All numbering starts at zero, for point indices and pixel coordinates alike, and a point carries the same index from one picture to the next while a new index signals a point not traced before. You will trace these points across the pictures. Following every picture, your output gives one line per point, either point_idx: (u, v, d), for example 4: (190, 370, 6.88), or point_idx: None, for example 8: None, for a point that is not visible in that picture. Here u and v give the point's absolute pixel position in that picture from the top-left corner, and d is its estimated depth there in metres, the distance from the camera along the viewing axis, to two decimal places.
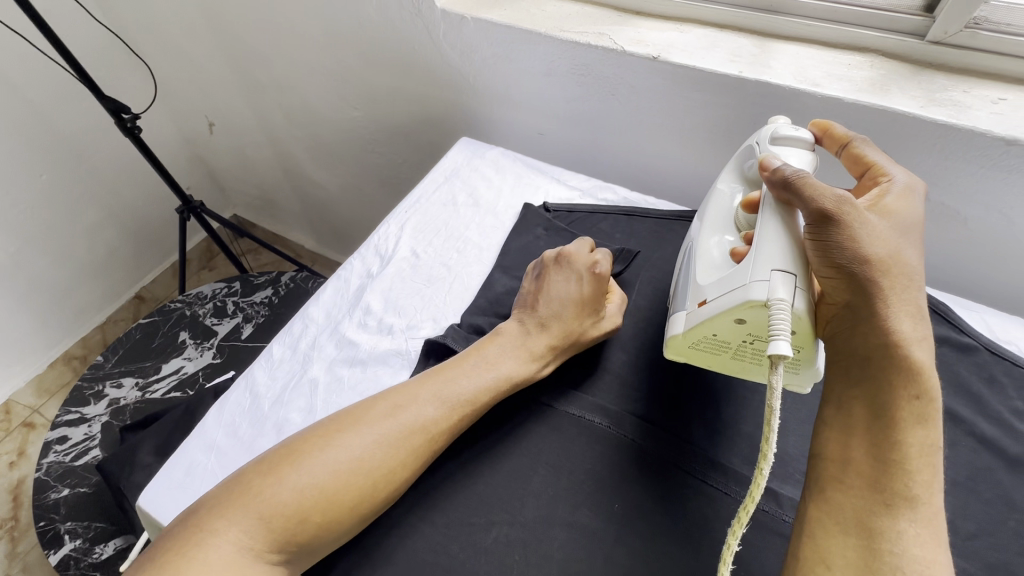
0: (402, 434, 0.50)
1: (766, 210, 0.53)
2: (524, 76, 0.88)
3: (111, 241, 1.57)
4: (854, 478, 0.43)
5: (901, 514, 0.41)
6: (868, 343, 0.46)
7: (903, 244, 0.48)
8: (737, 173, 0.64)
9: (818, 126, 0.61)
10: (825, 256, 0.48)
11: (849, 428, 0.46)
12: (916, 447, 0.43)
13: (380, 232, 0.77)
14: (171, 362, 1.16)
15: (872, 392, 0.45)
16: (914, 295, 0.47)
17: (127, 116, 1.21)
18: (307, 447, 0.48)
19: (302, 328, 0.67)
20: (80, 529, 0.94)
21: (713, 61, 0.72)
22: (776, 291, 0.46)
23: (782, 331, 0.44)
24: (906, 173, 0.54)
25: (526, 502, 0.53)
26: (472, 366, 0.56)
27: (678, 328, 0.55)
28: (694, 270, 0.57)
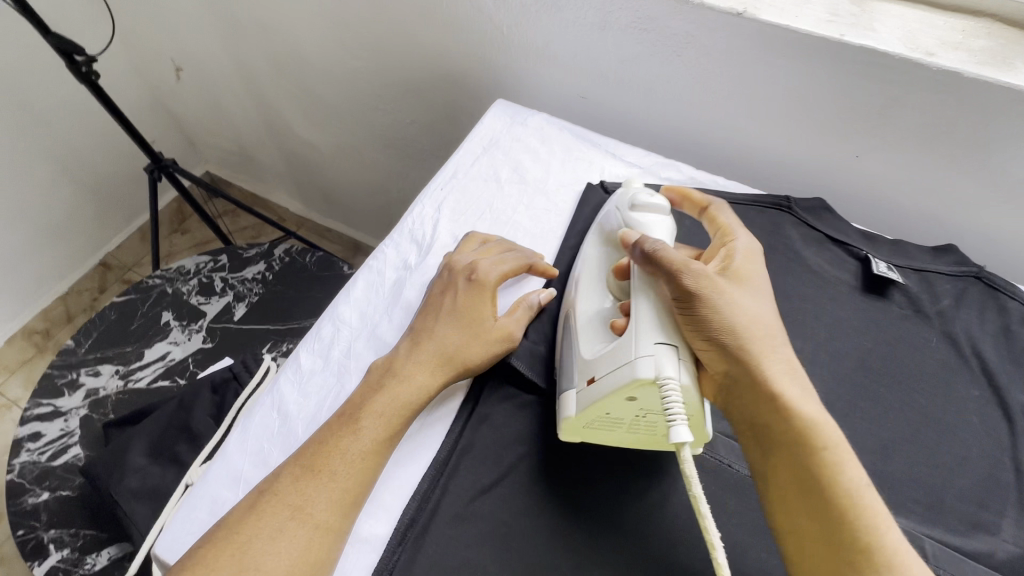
0: (279, 520, 0.42)
1: (634, 283, 0.50)
2: (572, 28, 0.75)
3: (69, 203, 1.39)
4: (812, 545, 0.42)
5: (863, 564, 0.40)
6: (761, 408, 0.46)
7: (760, 307, 0.49)
8: (600, 235, 0.58)
9: (673, 193, 0.60)
10: (700, 330, 0.47)
11: (783, 498, 0.44)
12: (845, 494, 0.42)
13: (413, 214, 0.66)
14: (156, 347, 1.03)
15: (789, 461, 0.44)
16: (784, 357, 0.47)
17: (82, 57, 1.02)
18: (245, 532, 0.41)
19: (333, 333, 0.57)
20: (66, 538, 0.84)
21: (810, 21, 0.62)
22: (663, 368, 0.44)
23: (679, 413, 0.43)
24: (749, 236, 0.55)
25: (618, 538, 0.47)
26: (340, 419, 0.47)
27: (571, 409, 0.48)
28: (574, 344, 0.51)
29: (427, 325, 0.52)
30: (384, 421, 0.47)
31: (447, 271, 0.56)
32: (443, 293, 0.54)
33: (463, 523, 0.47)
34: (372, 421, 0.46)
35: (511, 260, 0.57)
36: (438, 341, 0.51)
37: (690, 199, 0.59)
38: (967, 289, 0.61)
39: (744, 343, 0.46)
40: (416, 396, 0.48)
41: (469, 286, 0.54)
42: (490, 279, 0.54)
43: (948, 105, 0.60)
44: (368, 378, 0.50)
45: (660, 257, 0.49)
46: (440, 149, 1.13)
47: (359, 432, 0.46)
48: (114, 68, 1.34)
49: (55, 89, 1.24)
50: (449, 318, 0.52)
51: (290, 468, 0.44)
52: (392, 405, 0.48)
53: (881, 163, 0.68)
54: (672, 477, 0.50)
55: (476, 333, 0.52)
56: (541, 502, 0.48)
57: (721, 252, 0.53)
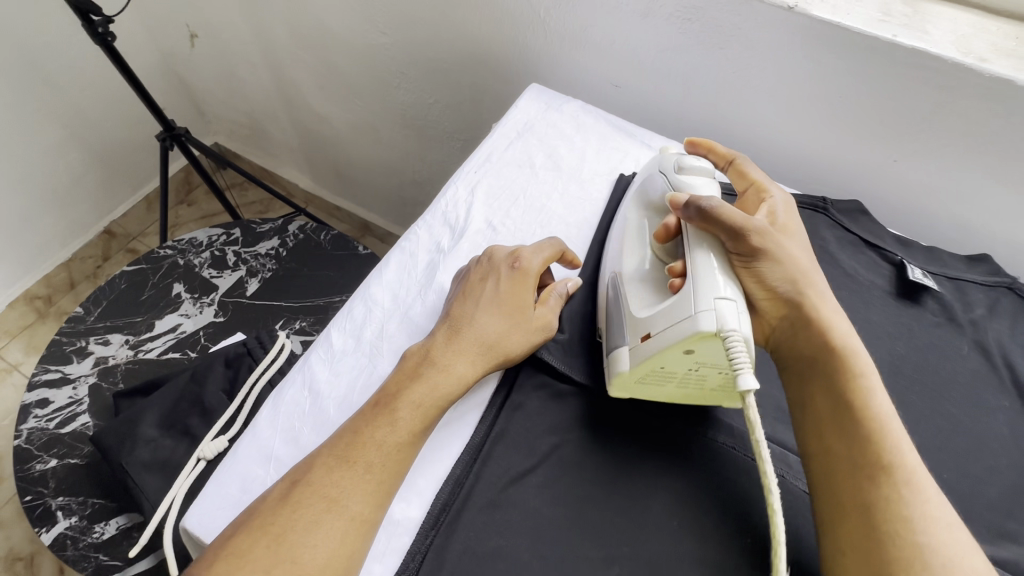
0: (316, 516, 0.40)
1: (690, 244, 0.50)
2: (612, 14, 0.73)
3: (77, 167, 1.36)
4: (837, 464, 0.43)
5: (885, 482, 0.41)
6: (809, 345, 0.48)
7: (807, 261, 0.52)
8: (641, 202, 0.59)
9: (700, 147, 0.61)
10: (757, 272, 0.49)
11: (818, 425, 0.46)
12: (874, 418, 0.43)
13: (446, 197, 0.65)
14: (166, 319, 1.02)
15: (824, 387, 0.46)
16: (830, 300, 0.50)
17: (99, 18, 0.99)
18: (280, 524, 0.39)
19: (365, 313, 0.56)
20: (75, 506, 0.84)
21: (861, 19, 0.61)
22: (725, 320, 0.44)
23: (743, 361, 0.43)
24: (784, 192, 0.57)
25: (650, 533, 0.46)
26: (374, 411, 0.45)
27: (624, 363, 0.48)
28: (627, 302, 0.51)
29: (461, 316, 0.50)
30: (420, 411, 0.45)
31: (488, 260, 0.54)
32: (484, 279, 0.52)
33: (495, 511, 0.47)
34: (409, 411, 0.45)
35: (551, 252, 0.55)
36: (478, 329, 0.50)
37: (716, 151, 0.60)
38: (999, 299, 0.61)
39: (797, 287, 0.49)
40: (451, 387, 0.47)
41: (502, 279, 0.52)
42: (533, 268, 0.53)
43: (995, 113, 0.60)
44: (403, 365, 0.48)
45: (716, 215, 0.49)
46: (461, 131, 1.11)
47: (397, 422, 0.44)
48: (128, 31, 1.31)
49: (67, 49, 1.20)
50: (485, 307, 0.51)
51: (320, 460, 0.42)
52: (430, 394, 0.46)
53: (919, 168, 0.67)
54: (708, 472, 0.49)
55: (514, 327, 0.50)
56: (572, 494, 0.48)
57: (764, 206, 0.55)
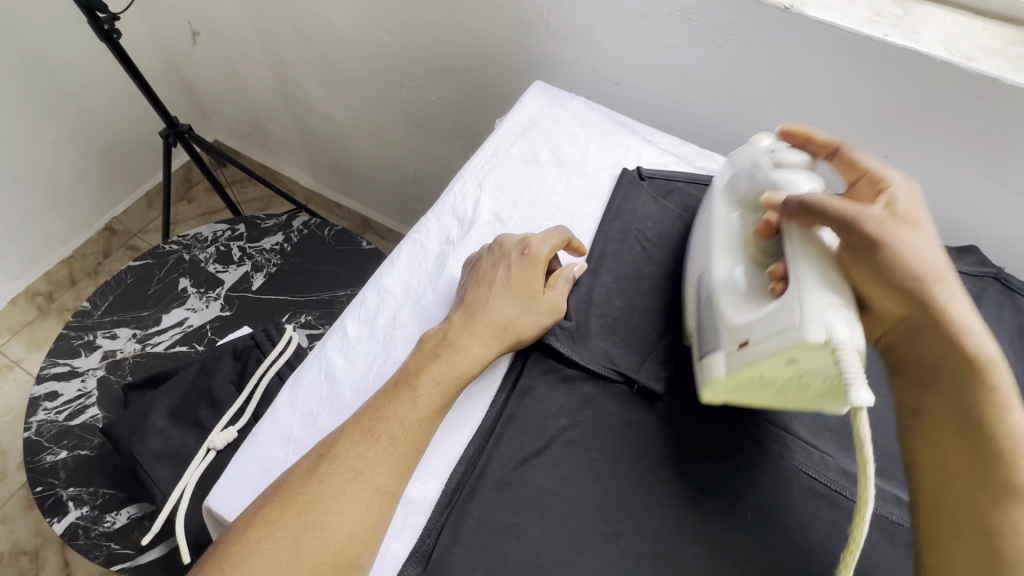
0: (343, 487, 0.41)
1: (791, 241, 0.48)
2: (613, 14, 0.75)
3: (78, 163, 1.36)
4: (961, 485, 0.43)
5: (1014, 507, 0.41)
6: (936, 351, 0.46)
7: (932, 255, 0.48)
8: (732, 198, 0.58)
9: (797, 136, 0.57)
10: (880, 284, 0.46)
11: (938, 439, 0.45)
12: (1007, 433, 0.42)
13: (455, 190, 0.67)
14: (173, 313, 1.03)
15: (952, 397, 0.45)
16: (960, 299, 0.47)
17: (105, 15, 1.00)
18: (308, 494, 0.41)
19: (378, 302, 0.58)
20: (85, 496, 0.85)
21: (854, 19, 0.63)
22: (835, 330, 0.42)
23: (855, 376, 0.41)
24: (904, 176, 0.51)
25: (654, 509, 0.48)
26: (396, 387, 0.47)
27: (719, 369, 0.49)
28: (722, 305, 0.51)
29: (475, 300, 0.53)
30: (439, 388, 0.47)
31: (497, 248, 0.56)
32: (495, 266, 0.55)
33: (506, 489, 0.49)
34: (429, 388, 0.47)
35: (558, 238, 0.58)
36: (491, 313, 0.52)
37: (814, 141, 0.56)
38: (986, 288, 0.64)
39: (921, 287, 0.46)
40: (469, 367, 0.49)
41: (512, 266, 0.55)
42: (541, 254, 0.56)
43: (981, 109, 0.62)
44: (421, 346, 0.50)
45: (824, 207, 0.47)
46: (464, 128, 1.13)
47: (418, 399, 0.46)
48: (130, 28, 1.32)
49: (70, 46, 1.21)
50: (497, 292, 0.53)
51: (347, 434, 0.44)
52: (448, 373, 0.48)
53: (909, 163, 0.70)
54: (708, 452, 0.51)
55: (525, 310, 0.53)
56: (579, 474, 0.50)
57: (882, 195, 0.50)
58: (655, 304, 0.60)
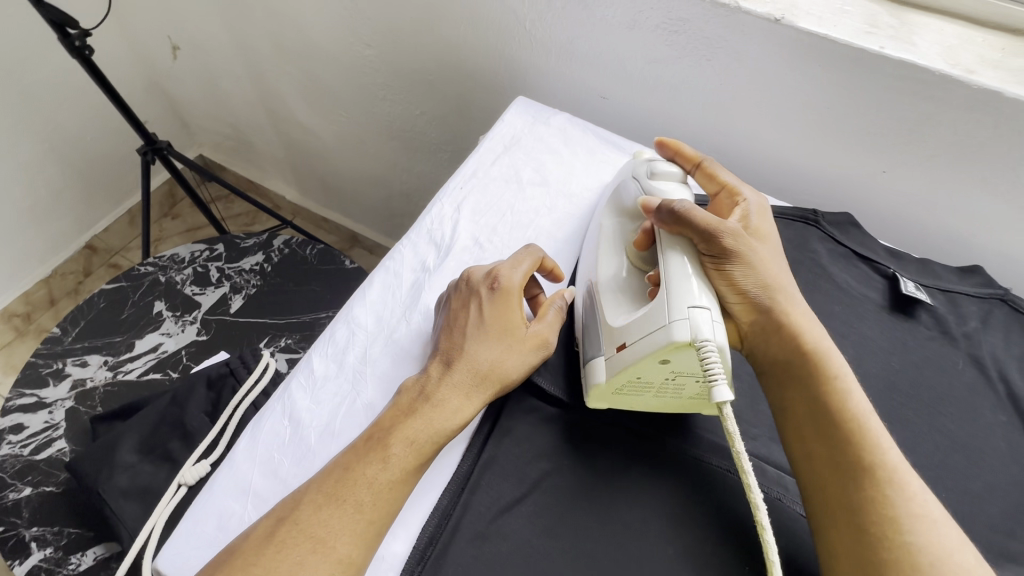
0: (303, 559, 0.39)
1: (665, 248, 0.49)
2: (598, 26, 0.72)
3: (56, 182, 1.32)
4: (823, 470, 0.44)
5: (867, 482, 0.42)
6: (783, 348, 0.49)
7: (779, 264, 0.52)
8: (613, 207, 0.58)
9: (668, 148, 0.60)
10: (732, 284, 0.49)
11: (797, 426, 0.47)
12: (851, 419, 0.45)
13: (431, 214, 0.64)
14: (147, 338, 0.99)
15: (802, 393, 0.47)
16: (799, 302, 0.51)
17: (75, 31, 0.97)
18: (261, 564, 0.38)
19: (348, 337, 0.55)
20: (49, 537, 0.80)
21: (849, 31, 0.60)
22: (699, 329, 0.43)
23: (719, 374, 0.42)
24: (756, 194, 0.56)
25: (643, 565, 0.44)
26: (368, 448, 0.43)
27: (599, 375, 0.48)
28: (602, 310, 0.51)
29: (454, 346, 0.49)
30: (415, 448, 0.44)
31: (465, 284, 0.52)
32: (466, 306, 0.51)
33: (483, 543, 0.45)
34: (402, 448, 0.44)
35: (529, 262, 0.53)
36: (470, 360, 0.48)
37: (682, 154, 0.59)
38: (994, 311, 0.60)
39: (768, 291, 0.50)
40: (449, 424, 0.46)
41: (483, 301, 0.50)
42: (514, 284, 0.51)
43: (983, 124, 0.59)
44: (397, 400, 0.47)
45: (687, 216, 0.48)
46: (448, 142, 1.10)
47: (388, 460, 0.43)
48: (107, 43, 1.29)
49: (44, 61, 1.17)
50: (476, 336, 0.49)
51: (308, 498, 0.41)
52: (424, 432, 0.45)
53: (908, 179, 0.67)
54: (703, 500, 0.47)
55: (508, 352, 0.49)
56: (563, 525, 0.46)
57: (737, 209, 0.54)
58: None
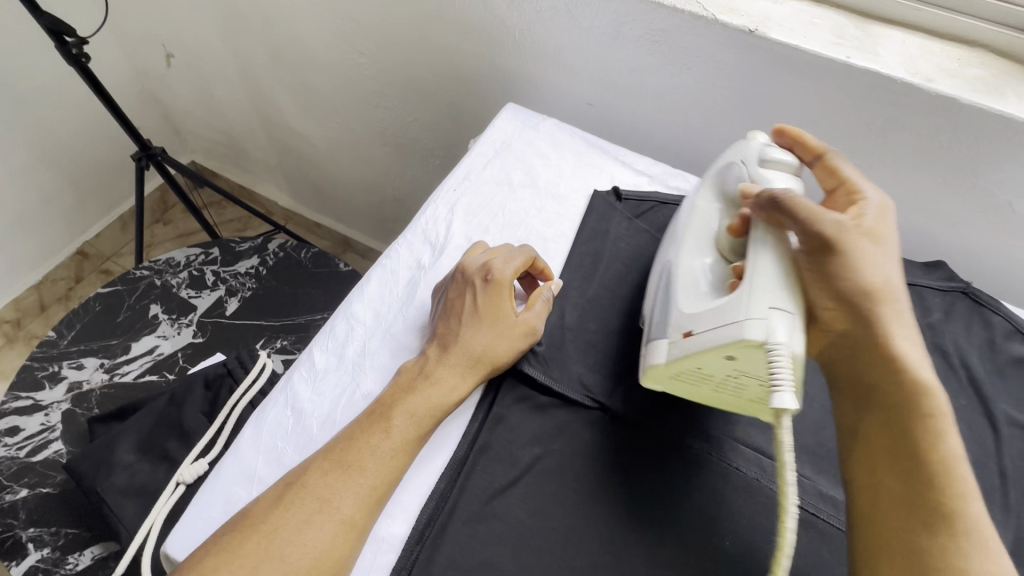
0: (311, 517, 0.42)
1: (758, 234, 0.50)
2: (584, 36, 0.76)
3: (48, 188, 1.33)
4: (891, 509, 0.42)
5: (941, 529, 0.40)
6: (872, 365, 0.46)
7: (891, 269, 0.48)
8: (714, 186, 0.59)
9: (788, 136, 0.58)
10: (824, 285, 0.47)
11: (873, 459, 0.44)
12: (938, 460, 0.42)
13: (426, 215, 0.67)
14: (143, 341, 1.00)
15: (888, 417, 0.44)
16: (903, 317, 0.47)
17: (72, 39, 0.99)
18: (271, 521, 0.41)
19: (347, 331, 0.57)
20: (46, 537, 0.80)
21: (818, 42, 0.65)
22: (774, 331, 0.43)
23: (784, 381, 0.43)
24: (880, 193, 0.53)
25: (629, 541, 0.47)
26: (371, 419, 0.47)
27: (660, 356, 0.50)
28: (674, 297, 0.52)
29: (450, 331, 0.52)
30: (415, 420, 0.47)
31: (460, 275, 0.55)
32: (460, 295, 0.54)
33: (479, 523, 0.47)
34: (403, 420, 0.47)
35: (519, 257, 0.57)
36: (464, 343, 0.51)
37: (804, 144, 0.57)
38: (956, 303, 0.64)
39: (867, 301, 0.46)
40: (446, 400, 0.49)
41: (477, 290, 0.54)
42: (505, 277, 0.54)
43: (942, 128, 0.63)
44: (398, 379, 0.50)
45: (788, 204, 0.48)
46: (440, 148, 1.13)
47: (391, 430, 0.46)
48: (101, 51, 1.30)
49: (39, 69, 1.19)
50: (469, 321, 0.52)
51: (315, 465, 0.44)
52: (423, 407, 0.48)
53: (876, 180, 0.71)
54: (685, 480, 0.50)
55: (499, 337, 0.52)
56: (554, 505, 0.49)
57: (855, 207, 0.51)
58: (627, 327, 0.60)
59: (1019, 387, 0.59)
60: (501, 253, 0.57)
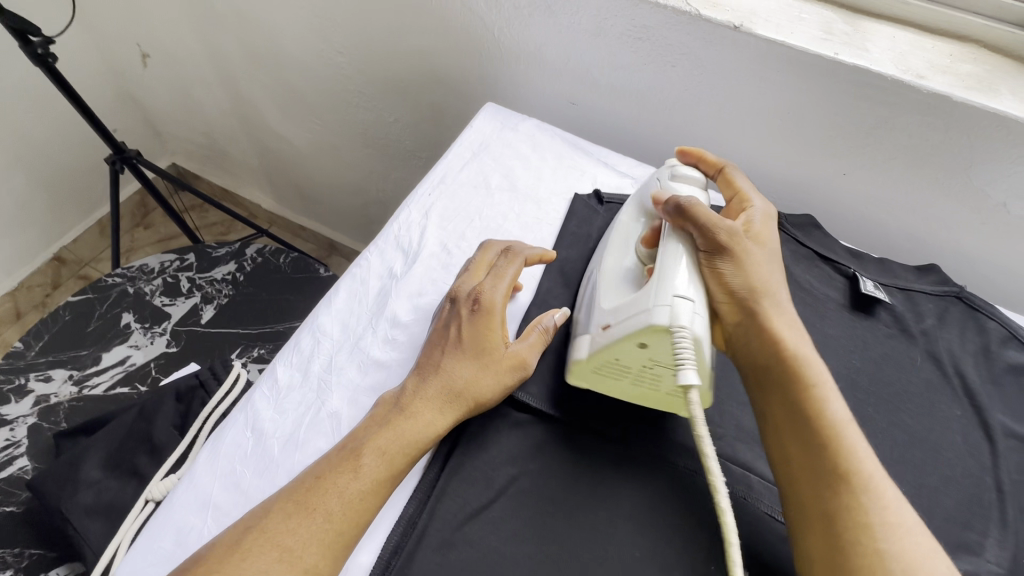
0: (269, 569, 0.39)
1: (666, 240, 0.51)
2: (566, 34, 0.73)
3: (20, 192, 1.28)
4: (798, 472, 0.44)
5: (842, 488, 0.41)
6: (763, 351, 0.48)
7: (773, 268, 0.52)
8: (638, 206, 0.58)
9: (691, 156, 0.59)
10: (722, 283, 0.49)
11: (779, 430, 0.46)
12: (828, 427, 0.44)
13: (399, 220, 0.64)
14: (114, 351, 0.97)
15: (781, 398, 0.46)
16: (786, 310, 0.50)
17: (37, 38, 0.94)
18: (225, 574, 0.38)
19: (313, 345, 0.55)
20: (9, 559, 0.75)
21: (807, 38, 0.62)
22: (677, 316, 0.45)
23: (687, 360, 0.44)
24: (765, 202, 0.56)
25: (611, 567, 0.45)
26: (340, 456, 0.44)
27: (582, 351, 0.50)
28: (598, 294, 0.52)
29: (432, 364, 0.49)
30: (385, 458, 0.44)
31: (450, 303, 0.53)
32: (448, 325, 0.52)
33: (450, 551, 0.45)
34: (373, 458, 0.44)
35: (511, 275, 0.54)
36: (445, 376, 0.49)
37: (705, 160, 0.59)
38: (949, 308, 0.62)
39: (756, 295, 0.49)
40: (421, 439, 0.46)
41: (461, 317, 0.51)
42: (496, 304, 0.51)
43: (935, 127, 0.61)
44: (373, 411, 0.48)
45: (691, 211, 0.50)
46: (423, 149, 1.10)
47: (359, 469, 0.43)
48: (75, 51, 1.27)
49: (7, 69, 1.14)
50: (455, 350, 0.50)
51: (277, 510, 0.41)
52: (395, 443, 0.45)
53: (867, 181, 0.69)
54: (669, 502, 0.48)
55: (483, 370, 0.49)
56: (530, 529, 0.46)
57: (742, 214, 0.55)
58: None
59: (1016, 396, 0.57)
60: (491, 270, 0.54)
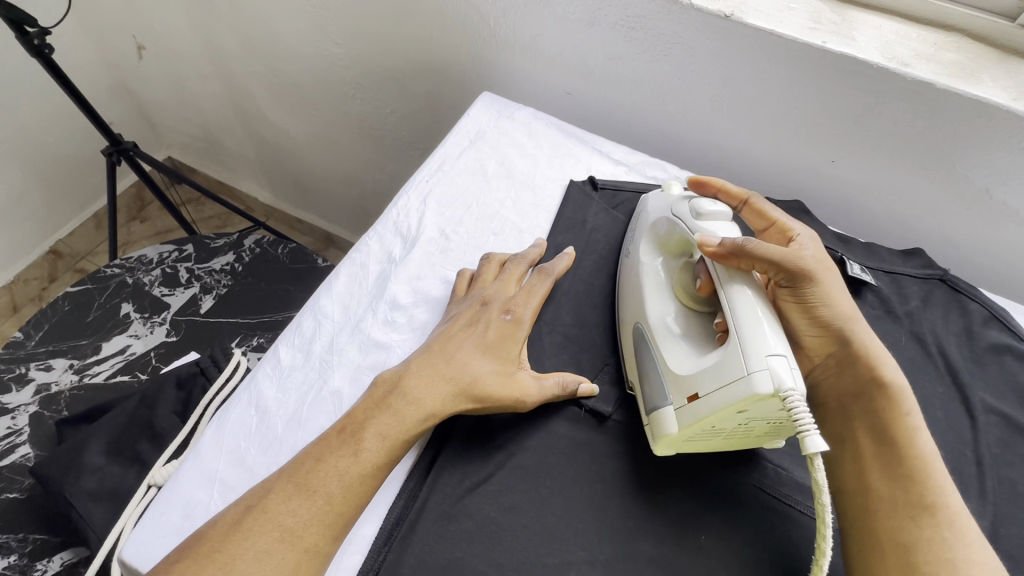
0: (271, 547, 0.40)
1: (728, 284, 0.48)
2: (560, 24, 0.74)
3: (16, 184, 1.28)
4: (881, 504, 0.44)
5: (926, 521, 0.42)
6: (853, 381, 0.49)
7: (852, 297, 0.51)
8: (656, 246, 0.58)
9: (708, 187, 0.60)
10: (810, 316, 0.50)
11: (860, 460, 0.47)
12: (918, 458, 0.44)
13: (397, 206, 0.65)
14: (114, 340, 0.98)
15: (868, 426, 0.47)
16: (875, 337, 0.50)
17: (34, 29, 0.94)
18: (228, 551, 0.39)
19: (315, 326, 0.56)
20: (13, 544, 0.76)
21: (795, 27, 0.63)
22: (781, 378, 0.42)
23: (807, 421, 0.42)
24: (807, 230, 0.55)
25: (606, 537, 0.46)
26: (342, 442, 0.45)
27: (671, 424, 0.47)
28: (668, 362, 0.49)
29: (440, 358, 0.50)
30: (386, 442, 0.46)
31: (477, 308, 0.54)
32: (473, 325, 0.53)
33: (450, 522, 0.46)
34: (374, 442, 0.45)
35: (541, 293, 0.56)
36: (455, 368, 0.50)
37: (727, 192, 0.59)
38: (933, 290, 0.64)
39: (845, 323, 0.50)
40: (419, 425, 0.47)
41: (490, 326, 0.53)
42: (525, 321, 0.54)
43: (919, 114, 0.63)
44: (371, 393, 0.48)
45: (752, 251, 0.48)
46: (420, 141, 1.11)
47: (360, 453, 0.45)
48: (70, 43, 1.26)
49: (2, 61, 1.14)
50: (470, 346, 0.51)
51: (278, 491, 0.43)
52: (395, 428, 0.46)
53: (855, 167, 0.71)
54: (660, 475, 0.49)
55: (492, 368, 0.50)
56: (528, 501, 0.47)
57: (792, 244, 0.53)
58: (605, 320, 0.59)
59: (997, 374, 0.59)
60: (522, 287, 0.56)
